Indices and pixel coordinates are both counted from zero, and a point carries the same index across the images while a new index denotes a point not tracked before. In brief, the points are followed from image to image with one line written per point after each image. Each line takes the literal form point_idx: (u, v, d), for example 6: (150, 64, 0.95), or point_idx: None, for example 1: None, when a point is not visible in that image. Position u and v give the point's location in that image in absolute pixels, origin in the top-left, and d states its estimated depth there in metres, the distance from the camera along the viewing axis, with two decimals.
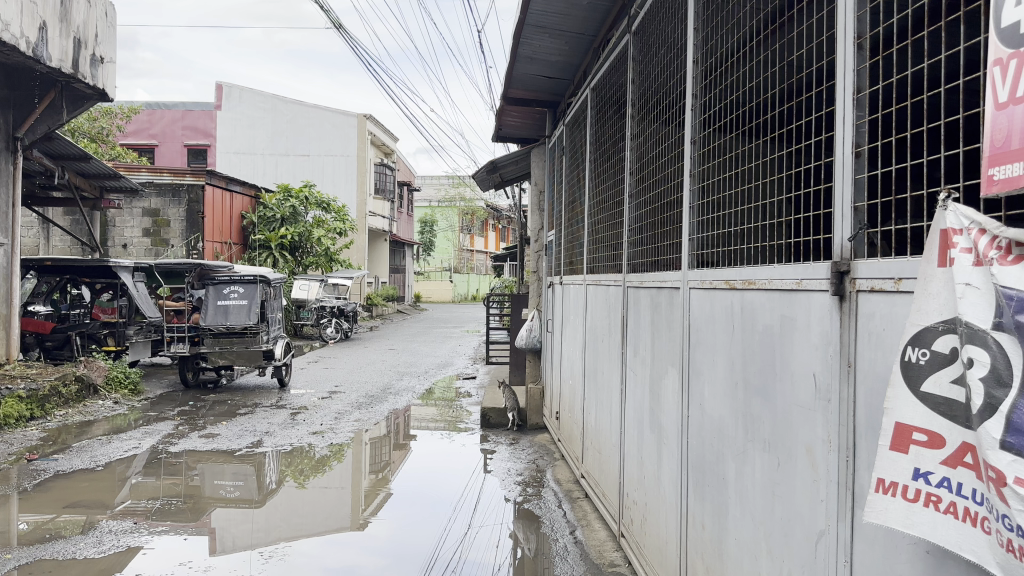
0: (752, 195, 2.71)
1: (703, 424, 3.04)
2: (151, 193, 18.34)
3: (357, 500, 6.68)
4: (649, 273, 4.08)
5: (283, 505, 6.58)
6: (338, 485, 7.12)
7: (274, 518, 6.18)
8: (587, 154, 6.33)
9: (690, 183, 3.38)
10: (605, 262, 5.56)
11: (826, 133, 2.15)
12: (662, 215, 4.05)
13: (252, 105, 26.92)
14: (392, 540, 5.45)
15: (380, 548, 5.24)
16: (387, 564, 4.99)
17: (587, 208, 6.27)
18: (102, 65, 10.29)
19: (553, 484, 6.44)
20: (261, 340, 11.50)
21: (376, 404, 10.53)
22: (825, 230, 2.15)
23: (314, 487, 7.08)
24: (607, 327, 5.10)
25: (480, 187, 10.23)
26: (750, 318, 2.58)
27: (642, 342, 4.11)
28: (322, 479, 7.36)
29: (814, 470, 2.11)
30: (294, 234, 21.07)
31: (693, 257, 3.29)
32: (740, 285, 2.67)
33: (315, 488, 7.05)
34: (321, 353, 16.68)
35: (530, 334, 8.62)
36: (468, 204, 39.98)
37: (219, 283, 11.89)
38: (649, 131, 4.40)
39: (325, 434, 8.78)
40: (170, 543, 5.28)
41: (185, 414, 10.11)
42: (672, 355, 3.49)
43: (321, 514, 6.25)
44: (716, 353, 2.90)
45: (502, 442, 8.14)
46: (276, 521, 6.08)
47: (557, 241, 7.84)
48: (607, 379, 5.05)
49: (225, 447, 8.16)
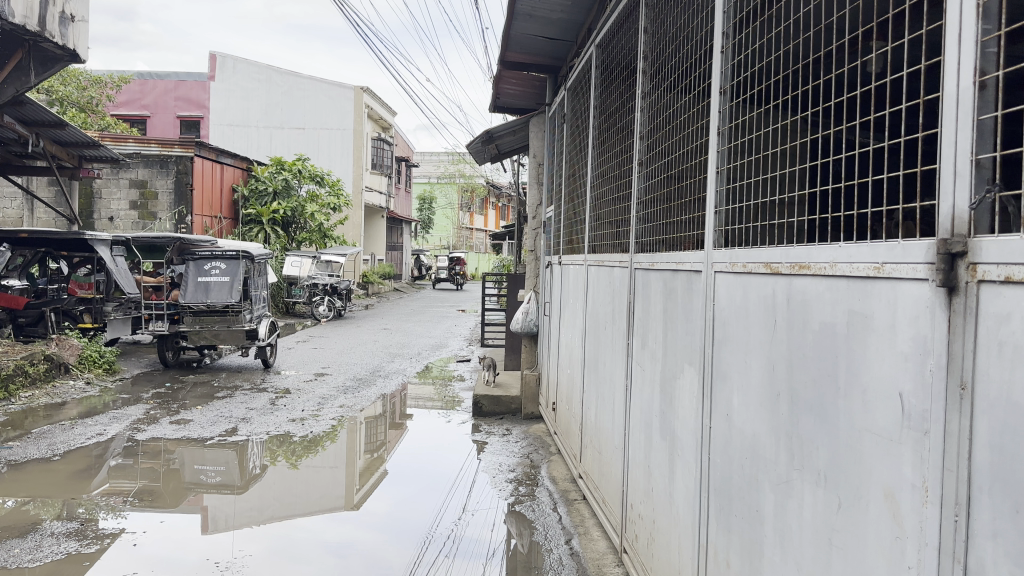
0: (800, 154, 2.11)
1: (730, 439, 2.48)
2: (137, 163, 17.66)
3: (352, 480, 6.38)
4: (662, 251, 3.50)
5: (277, 484, 6.27)
6: (332, 465, 6.79)
7: (268, 497, 5.95)
8: (591, 121, 5.73)
9: (716, 140, 2.77)
10: (609, 239, 4.98)
11: (927, 61, 1.57)
12: (677, 186, 3.45)
13: (246, 75, 26.17)
14: (391, 515, 5.42)
15: (380, 523, 5.23)
16: (387, 537, 5.02)
17: (590, 180, 5.67)
18: (73, 23, 9.65)
19: (547, 482, 5.89)
20: (243, 319, 10.91)
21: (364, 387, 9.95)
22: (926, 195, 1.58)
23: (307, 467, 6.73)
24: (611, 313, 4.51)
25: (476, 159, 9.60)
26: (801, 315, 2.00)
27: (652, 333, 3.53)
28: (316, 458, 6.99)
29: (897, 522, 1.55)
30: (287, 209, 20.34)
31: (719, 234, 2.70)
32: (786, 270, 2.09)
33: (307, 468, 6.69)
34: (312, 332, 16.10)
35: (527, 317, 8.08)
36: (467, 182, 39.02)
37: (200, 259, 11.21)
38: (663, 88, 3.80)
39: (305, 421, 8.14)
40: (117, 550, 4.66)
41: (160, 396, 9.53)
42: (689, 351, 2.91)
43: (316, 494, 5.99)
44: (750, 354, 2.32)
45: (496, 432, 7.58)
46: (269, 500, 5.84)
47: (557, 217, 7.26)
48: (610, 371, 4.47)
49: (196, 434, 7.58)
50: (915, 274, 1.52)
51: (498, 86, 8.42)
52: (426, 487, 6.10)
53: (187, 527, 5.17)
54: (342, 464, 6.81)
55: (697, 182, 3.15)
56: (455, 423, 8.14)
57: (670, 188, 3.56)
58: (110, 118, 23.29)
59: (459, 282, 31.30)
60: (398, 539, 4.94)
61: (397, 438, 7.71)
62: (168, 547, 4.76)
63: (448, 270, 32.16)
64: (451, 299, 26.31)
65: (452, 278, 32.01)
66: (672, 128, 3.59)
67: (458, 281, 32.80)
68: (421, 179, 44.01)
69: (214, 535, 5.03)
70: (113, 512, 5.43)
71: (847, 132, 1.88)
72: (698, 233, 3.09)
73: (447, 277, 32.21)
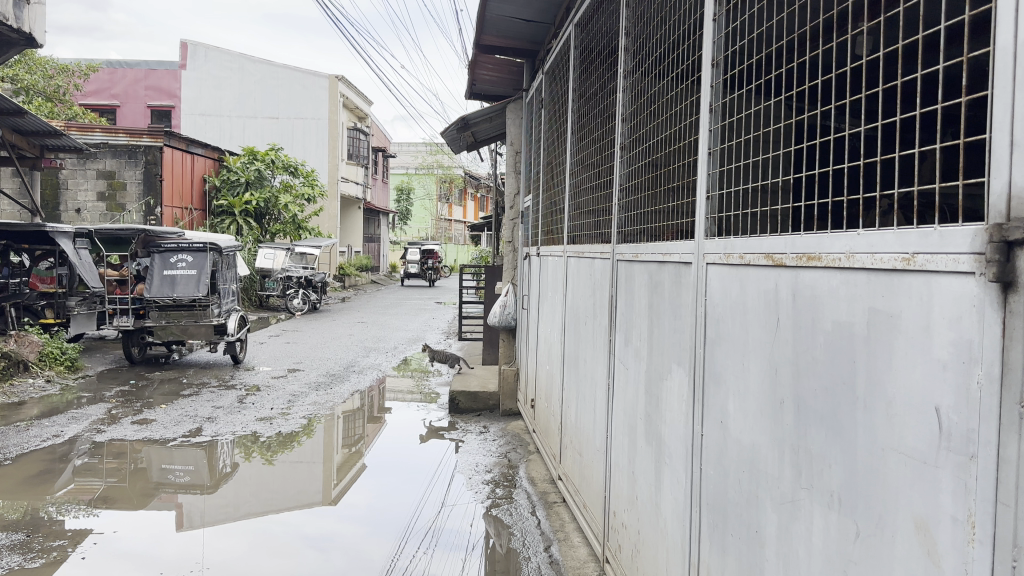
0: (807, 129, 1.85)
1: (724, 450, 2.23)
2: (105, 153, 17.15)
3: (329, 475, 6.25)
4: (647, 241, 3.25)
5: (252, 479, 6.14)
6: (308, 460, 6.62)
7: (244, 493, 5.82)
8: (571, 104, 5.46)
9: (706, 118, 2.50)
10: (589, 229, 4.73)
11: (971, 11, 1.32)
12: (663, 170, 3.18)
13: (218, 64, 25.62)
14: (370, 506, 5.42)
15: (359, 516, 5.19)
16: (366, 530, 4.98)
17: (569, 166, 5.41)
18: (28, 6, 9.22)
19: (526, 483, 5.62)
20: (211, 314, 10.54)
21: (337, 383, 9.62)
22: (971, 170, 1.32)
23: (283, 462, 6.58)
24: (592, 308, 4.25)
25: (451, 148, 9.32)
26: (811, 312, 1.76)
27: (636, 330, 3.28)
28: (292, 453, 6.83)
29: (933, 561, 1.31)
30: (260, 200, 19.95)
31: (710, 222, 2.45)
32: (792, 262, 1.85)
33: (283, 463, 6.52)
34: (286, 326, 15.72)
35: (504, 311, 7.83)
36: (446, 174, 38.25)
37: (165, 251, 10.84)
38: (647, 67, 3.54)
39: (274, 420, 7.79)
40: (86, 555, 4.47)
41: (124, 394, 9.15)
42: (678, 350, 2.66)
43: (292, 488, 5.89)
44: (747, 356, 2.08)
45: (473, 430, 7.31)
46: (246, 496, 5.72)
47: (534, 206, 7.00)
48: (591, 369, 4.21)
49: (158, 435, 7.22)
50: (956, 267, 1.28)
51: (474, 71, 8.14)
52: (407, 478, 6.08)
53: (159, 525, 5.07)
54: (320, 459, 6.68)
55: (685, 164, 2.88)
56: (430, 421, 7.85)
57: (655, 172, 3.30)
58: (78, 107, 22.68)
59: (430, 281, 28.24)
60: (377, 532, 4.91)
61: (375, 433, 7.56)
62: (146, 543, 4.72)
63: (419, 265, 29.07)
64: (429, 292, 25.92)
65: (422, 274, 28.88)
66: (658, 106, 3.31)
67: (432, 276, 29.67)
68: (399, 171, 43.27)
69: (190, 532, 4.97)
70: (83, 511, 5.30)
71: (866, 100, 1.62)
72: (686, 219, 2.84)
73: (419, 273, 29.11)
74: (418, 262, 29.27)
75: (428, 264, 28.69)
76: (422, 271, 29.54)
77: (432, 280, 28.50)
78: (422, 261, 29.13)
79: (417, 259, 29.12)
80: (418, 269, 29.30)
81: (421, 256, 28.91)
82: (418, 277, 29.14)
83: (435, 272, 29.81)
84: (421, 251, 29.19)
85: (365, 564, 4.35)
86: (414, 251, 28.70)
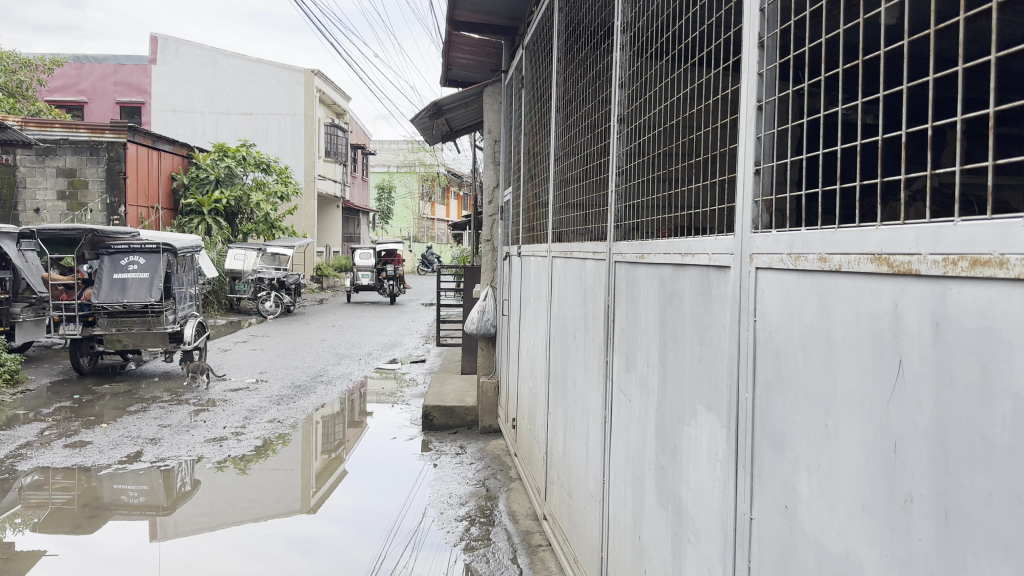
0: (946, 50, 1.16)
1: (795, 550, 1.47)
2: (66, 150, 16.20)
3: (308, 482, 5.98)
4: (658, 237, 2.47)
5: (227, 487, 5.84)
6: (286, 467, 6.29)
7: (220, 501, 5.54)
8: (555, 80, 4.71)
9: (754, 58, 1.71)
10: (578, 226, 3.97)
11: None
12: (674, 143, 2.43)
13: (189, 58, 24.62)
14: (357, 509, 5.29)
15: (346, 518, 5.07)
16: (350, 534, 4.85)
17: (554, 152, 4.64)
18: None
19: (506, 520, 4.85)
20: (165, 321, 9.73)
21: (301, 397, 8.77)
22: None
23: (259, 470, 6.22)
24: (584, 318, 3.48)
25: (426, 138, 8.62)
26: (978, 355, 1.02)
27: (644, 352, 2.51)
28: (268, 462, 6.45)
29: None
30: (231, 198, 19.08)
31: (760, 207, 1.67)
32: (934, 268, 1.10)
33: (259, 471, 6.18)
34: (256, 332, 14.80)
35: (483, 317, 7.07)
36: (428, 170, 36.77)
37: (116, 253, 9.99)
38: (650, 17, 2.76)
39: (224, 441, 6.92)
40: None
41: (62, 410, 8.27)
42: (707, 389, 1.90)
43: (270, 498, 5.60)
44: (840, 415, 1.33)
45: (447, 452, 6.52)
46: (222, 504, 5.47)
47: (515, 200, 6.26)
48: (584, 393, 3.42)
49: (89, 463, 6.27)
50: None
51: (447, 53, 7.41)
52: (394, 480, 5.92)
53: (133, 533, 4.89)
54: (298, 466, 6.35)
55: (709, 131, 2.13)
56: (402, 440, 7.01)
57: (664, 147, 2.54)
58: (41, 103, 21.61)
59: (389, 302, 19.62)
60: (362, 536, 4.78)
61: (356, 438, 7.26)
62: (121, 547, 4.65)
63: (371, 274, 20.24)
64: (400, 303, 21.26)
65: (376, 287, 20.07)
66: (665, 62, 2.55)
67: (393, 291, 20.83)
68: (379, 169, 41.80)
69: (162, 540, 4.78)
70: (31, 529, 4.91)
71: None
72: (719, 206, 2.10)
73: (373, 286, 20.32)
74: (372, 269, 20.47)
75: (387, 274, 19.98)
76: (378, 282, 20.72)
77: (393, 300, 19.85)
78: (378, 268, 20.36)
79: (370, 266, 20.35)
80: (372, 281, 20.44)
81: (375, 260, 20.23)
82: (372, 291, 20.46)
83: (398, 283, 20.96)
84: (377, 252, 20.56)
85: (349, 564, 4.29)
86: (366, 253, 20.06)
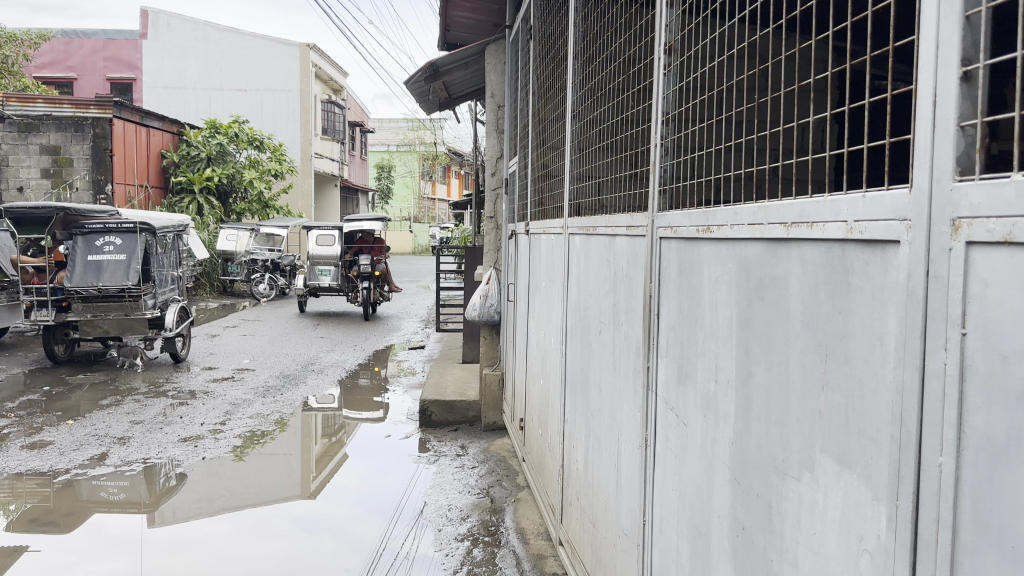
0: None
1: None
2: (49, 126, 15.40)
3: (307, 467, 5.52)
4: (723, 208, 1.78)
5: (222, 474, 5.35)
6: (286, 452, 5.83)
7: (218, 487, 5.09)
8: (572, 23, 3.92)
9: None
10: (600, 200, 3.28)
11: None
12: (722, 86, 1.83)
13: (180, 33, 23.75)
14: (362, 491, 4.99)
15: (351, 499, 4.83)
16: (358, 512, 4.64)
17: (572, 113, 3.90)
18: None
19: (514, 540, 4.19)
20: (143, 306, 9.00)
21: (289, 389, 8.07)
22: None
23: (255, 456, 5.76)
24: (613, 310, 2.80)
25: (422, 106, 8.02)
26: None
27: (709, 361, 1.83)
28: (265, 448, 5.97)
29: None
30: (223, 176, 18.34)
31: (969, 135, 0.96)
32: None
33: (255, 457, 5.70)
34: (245, 317, 14.04)
35: (486, 302, 6.41)
36: (430, 147, 35.64)
37: (89, 233, 9.26)
38: None
39: (201, 440, 6.25)
40: None
41: (29, 404, 7.58)
42: (840, 434, 1.22)
43: (268, 482, 5.17)
44: None
45: (446, 453, 5.81)
46: (219, 490, 5.01)
47: (521, 169, 5.57)
48: (613, 404, 2.76)
49: (48, 467, 5.55)
50: None
51: (444, 10, 6.68)
52: (395, 467, 5.51)
53: (125, 521, 4.49)
54: (297, 451, 5.88)
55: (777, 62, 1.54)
56: (396, 438, 6.27)
57: (706, 93, 1.93)
58: (29, 79, 20.79)
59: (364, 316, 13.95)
60: (368, 515, 4.57)
61: (357, 422, 6.82)
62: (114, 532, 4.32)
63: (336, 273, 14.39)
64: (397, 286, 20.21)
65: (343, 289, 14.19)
66: None
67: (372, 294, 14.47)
68: (377, 147, 40.78)
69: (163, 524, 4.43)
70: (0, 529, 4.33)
71: None
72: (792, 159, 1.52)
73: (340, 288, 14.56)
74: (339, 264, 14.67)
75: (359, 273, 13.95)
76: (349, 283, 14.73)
77: (371, 312, 14.12)
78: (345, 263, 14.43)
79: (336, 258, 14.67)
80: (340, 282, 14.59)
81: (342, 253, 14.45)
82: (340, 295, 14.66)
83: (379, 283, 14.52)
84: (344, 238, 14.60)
85: (356, 544, 4.11)
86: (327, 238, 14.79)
